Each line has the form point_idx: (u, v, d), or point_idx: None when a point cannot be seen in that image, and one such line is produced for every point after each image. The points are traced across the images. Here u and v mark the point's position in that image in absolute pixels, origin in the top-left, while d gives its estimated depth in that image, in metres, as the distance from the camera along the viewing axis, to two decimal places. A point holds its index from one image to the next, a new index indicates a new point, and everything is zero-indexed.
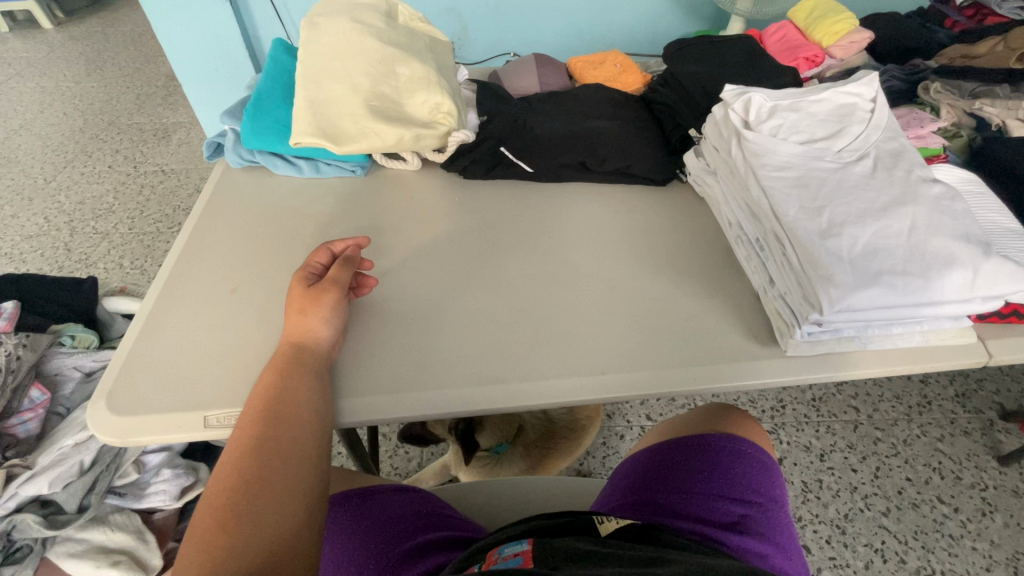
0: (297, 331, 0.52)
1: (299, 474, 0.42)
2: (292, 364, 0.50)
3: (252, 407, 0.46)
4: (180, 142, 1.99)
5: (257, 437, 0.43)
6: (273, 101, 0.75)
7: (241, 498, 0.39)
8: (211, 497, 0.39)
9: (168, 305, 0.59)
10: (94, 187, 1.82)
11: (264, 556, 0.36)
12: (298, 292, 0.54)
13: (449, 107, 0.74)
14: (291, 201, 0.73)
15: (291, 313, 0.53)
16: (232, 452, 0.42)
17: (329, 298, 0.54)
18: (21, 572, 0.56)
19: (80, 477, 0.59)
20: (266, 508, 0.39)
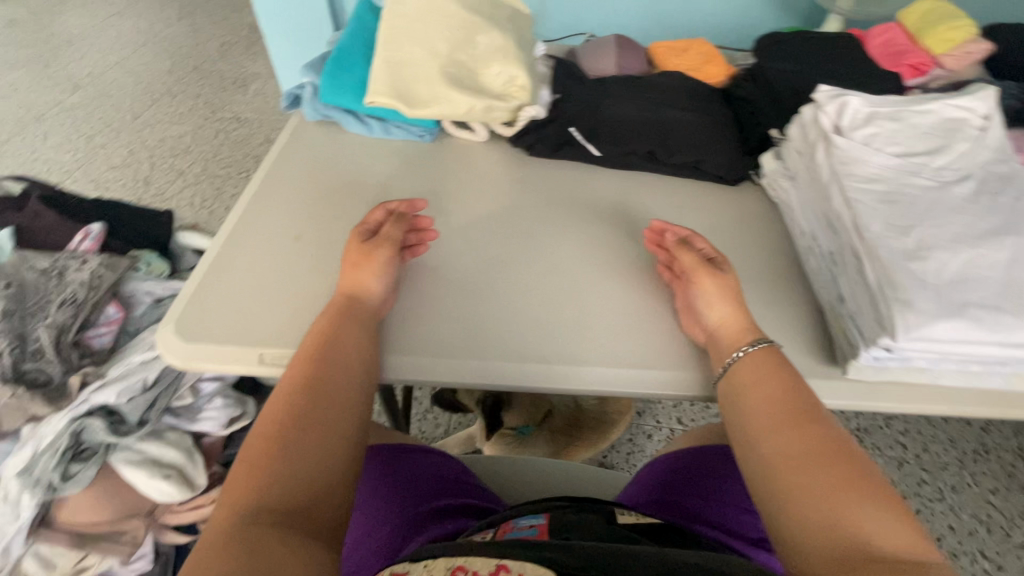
0: (352, 283, 0.54)
1: (345, 417, 0.44)
2: (344, 314, 0.51)
3: (303, 350, 0.47)
4: (257, 92, 2.07)
5: (307, 380, 0.44)
6: (352, 58, 0.76)
7: (288, 435, 0.40)
8: (264, 425, 0.41)
9: (236, 245, 0.62)
10: (175, 127, 1.92)
11: (309, 493, 0.38)
12: (353, 247, 0.56)
13: (523, 81, 0.73)
14: (359, 160, 0.74)
15: (347, 266, 0.55)
16: (285, 386, 0.44)
17: (382, 255, 0.55)
18: (85, 470, 0.59)
19: (143, 393, 0.62)
20: (311, 445, 0.41)
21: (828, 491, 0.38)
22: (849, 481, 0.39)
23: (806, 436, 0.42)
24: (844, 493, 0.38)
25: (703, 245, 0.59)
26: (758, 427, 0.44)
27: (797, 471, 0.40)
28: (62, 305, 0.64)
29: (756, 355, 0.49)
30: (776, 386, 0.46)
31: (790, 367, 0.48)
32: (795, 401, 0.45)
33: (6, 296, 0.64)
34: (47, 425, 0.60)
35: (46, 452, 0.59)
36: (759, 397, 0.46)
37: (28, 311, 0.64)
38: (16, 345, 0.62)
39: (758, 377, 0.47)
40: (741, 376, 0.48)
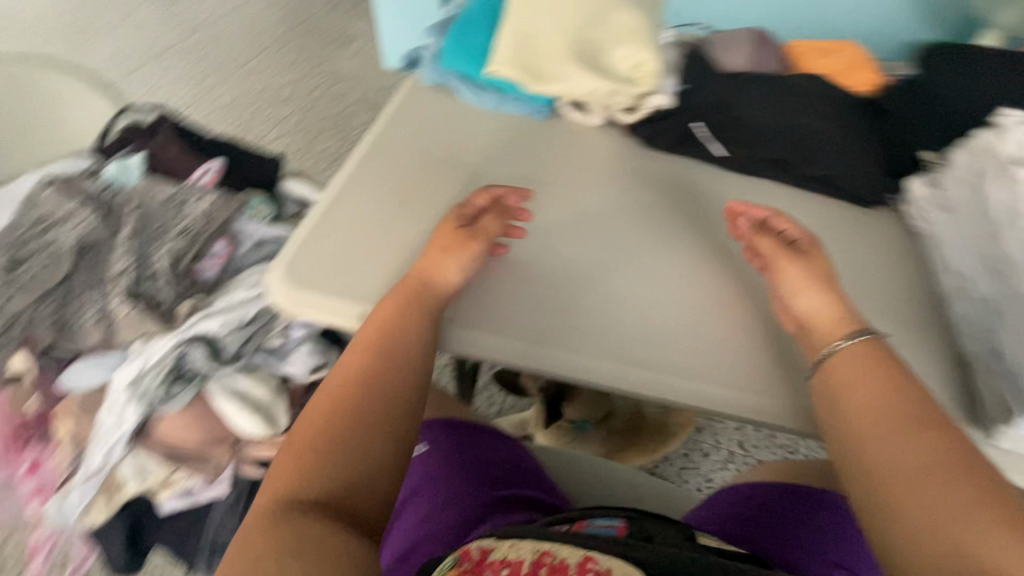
0: (425, 272, 0.55)
1: (387, 412, 0.49)
2: (410, 304, 0.53)
3: (364, 337, 0.52)
4: (357, 50, 2.11)
5: (361, 373, 0.49)
6: (477, 23, 0.74)
7: (336, 427, 0.47)
8: (316, 413, 0.48)
9: (346, 197, 0.63)
10: (279, 76, 2.01)
11: (344, 483, 0.45)
12: (447, 233, 0.57)
13: (653, 67, 0.68)
14: (470, 130, 0.73)
15: (429, 254, 0.56)
16: (340, 375, 0.50)
17: (462, 247, 0.56)
18: (185, 394, 0.64)
19: (241, 329, 0.66)
20: (351, 439, 0.47)
21: (924, 493, 0.40)
22: (958, 490, 0.39)
23: (905, 440, 0.42)
24: (948, 496, 0.39)
25: (791, 230, 0.57)
26: (858, 431, 0.45)
27: (900, 480, 0.41)
28: (179, 235, 0.68)
29: (852, 354, 0.48)
30: (878, 386, 0.46)
31: (890, 365, 0.47)
32: (896, 403, 0.45)
33: (133, 219, 0.68)
34: (153, 344, 0.64)
35: (152, 370, 0.63)
36: (855, 395, 0.46)
37: (150, 236, 0.68)
38: (135, 266, 0.66)
39: (854, 375, 0.47)
40: (838, 374, 0.48)
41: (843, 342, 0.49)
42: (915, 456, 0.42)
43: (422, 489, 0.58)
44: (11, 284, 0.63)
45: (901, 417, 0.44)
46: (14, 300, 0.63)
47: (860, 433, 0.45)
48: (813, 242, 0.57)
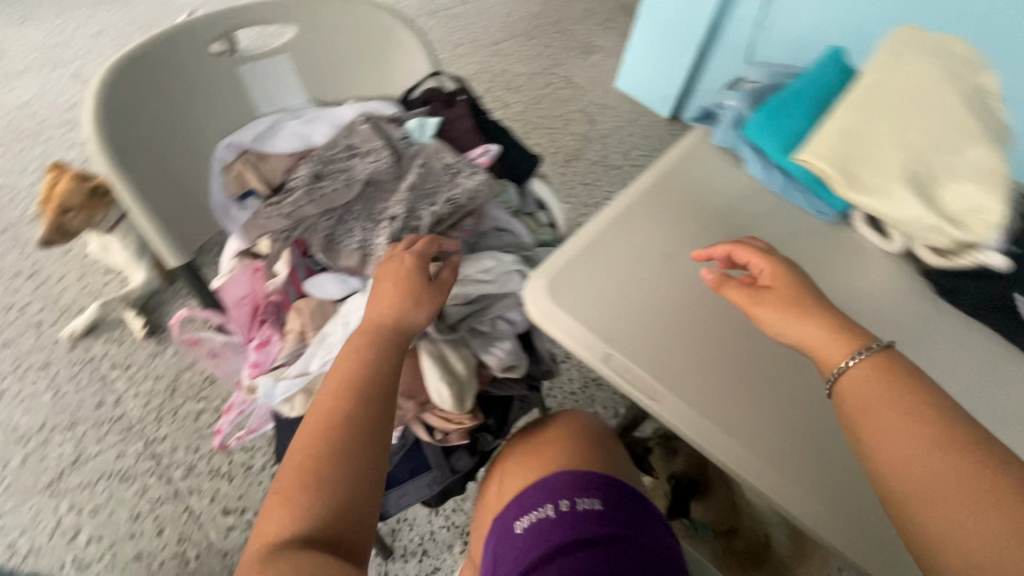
0: (389, 317, 0.60)
1: (362, 447, 0.53)
2: (374, 346, 0.58)
3: (334, 381, 0.56)
4: (594, 64, 2.16)
5: (333, 415, 0.54)
6: (799, 108, 0.73)
7: (311, 464, 0.51)
8: (298, 453, 0.52)
9: (617, 232, 0.65)
10: (518, 65, 2.13)
11: (323, 513, 0.49)
12: (398, 286, 0.61)
13: (995, 218, 0.60)
14: (745, 207, 0.70)
15: (384, 303, 0.61)
16: (315, 420, 0.54)
17: (420, 290, 0.61)
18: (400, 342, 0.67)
19: (462, 306, 0.71)
20: (335, 475, 0.51)
21: (949, 504, 0.42)
22: (990, 507, 0.41)
23: (929, 454, 0.44)
24: (968, 502, 0.42)
25: (757, 263, 0.57)
26: (875, 450, 0.46)
27: (928, 495, 0.43)
28: (446, 202, 0.73)
29: (857, 376, 0.49)
30: (892, 408, 0.46)
31: (901, 373, 0.48)
32: (914, 420, 0.46)
33: (416, 171, 0.75)
34: None
35: None
36: (875, 417, 0.47)
37: (423, 193, 0.74)
38: (405, 215, 0.72)
39: (870, 398, 0.48)
40: (851, 397, 0.49)
41: (845, 363, 0.50)
42: (937, 464, 0.43)
43: (566, 523, 0.58)
44: (309, 193, 0.73)
45: (925, 436, 0.44)
46: (306, 207, 0.72)
47: (890, 454, 0.45)
48: (781, 269, 0.56)
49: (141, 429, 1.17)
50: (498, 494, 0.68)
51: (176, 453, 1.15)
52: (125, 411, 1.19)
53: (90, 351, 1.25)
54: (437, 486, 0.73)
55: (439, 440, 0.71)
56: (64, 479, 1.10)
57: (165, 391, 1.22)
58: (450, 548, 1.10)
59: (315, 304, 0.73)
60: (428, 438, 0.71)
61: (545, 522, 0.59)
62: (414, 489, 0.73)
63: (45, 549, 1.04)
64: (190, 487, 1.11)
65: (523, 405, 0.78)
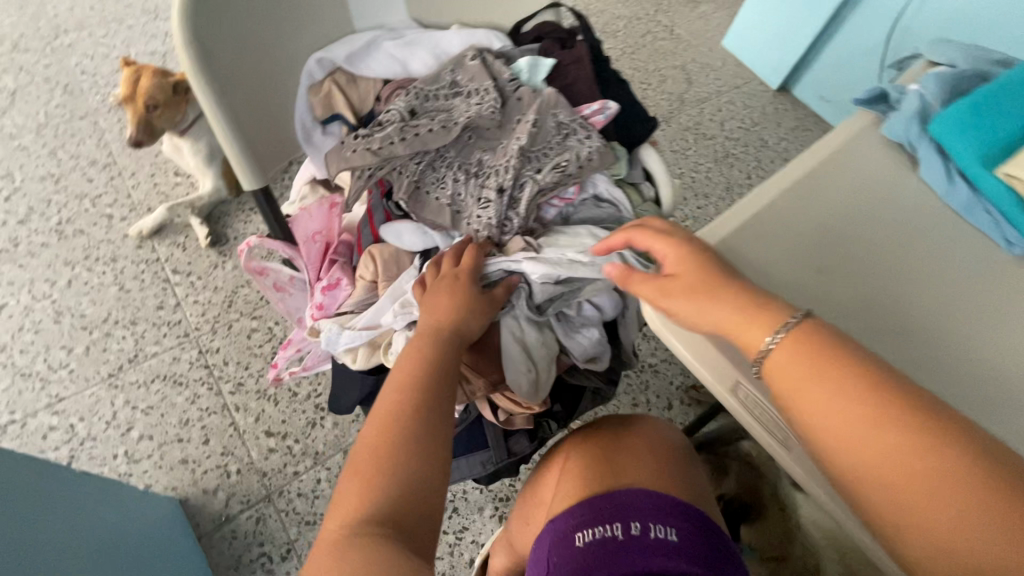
0: (444, 321, 0.57)
1: (437, 440, 0.49)
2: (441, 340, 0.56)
3: (406, 369, 0.53)
4: (704, 15, 1.93)
5: (409, 401, 0.50)
6: (1007, 107, 0.58)
7: (386, 446, 0.47)
8: (372, 435, 0.48)
9: (756, 233, 0.55)
10: (619, 6, 1.92)
11: (396, 503, 0.44)
12: (456, 284, 0.58)
13: None
14: (913, 218, 0.58)
15: (434, 310, 0.57)
16: (388, 404, 0.50)
17: (472, 298, 0.58)
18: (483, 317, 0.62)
19: (552, 286, 0.62)
20: (410, 463, 0.46)
21: (917, 495, 0.36)
22: (956, 493, 0.35)
23: (884, 439, 0.38)
24: (932, 488, 0.36)
25: (659, 248, 0.50)
26: (826, 443, 0.40)
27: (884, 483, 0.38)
28: (553, 167, 0.65)
29: (795, 355, 0.42)
30: (833, 392, 0.40)
31: (828, 351, 0.41)
32: (863, 401, 0.39)
33: (527, 129, 0.65)
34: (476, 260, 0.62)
35: None
36: (811, 406, 0.40)
37: (531, 154, 0.66)
38: (508, 179, 0.64)
39: (800, 380, 0.41)
40: (782, 383, 0.42)
41: (766, 350, 0.42)
42: (898, 452, 0.37)
43: (635, 551, 0.52)
44: (403, 131, 0.65)
45: (876, 417, 0.38)
46: (397, 145, 0.64)
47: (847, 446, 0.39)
48: (684, 252, 0.49)
49: (196, 338, 1.18)
50: (554, 497, 0.62)
51: (227, 368, 1.16)
52: (182, 317, 1.20)
53: (155, 252, 1.26)
54: (491, 467, 0.68)
55: (502, 421, 0.66)
56: (122, 374, 1.13)
57: (221, 304, 1.21)
58: (480, 511, 1.08)
59: (390, 253, 0.67)
60: (491, 418, 0.66)
61: (611, 544, 0.53)
62: (466, 465, 0.68)
63: (100, 437, 1.08)
64: (237, 403, 1.13)
65: (595, 398, 0.71)
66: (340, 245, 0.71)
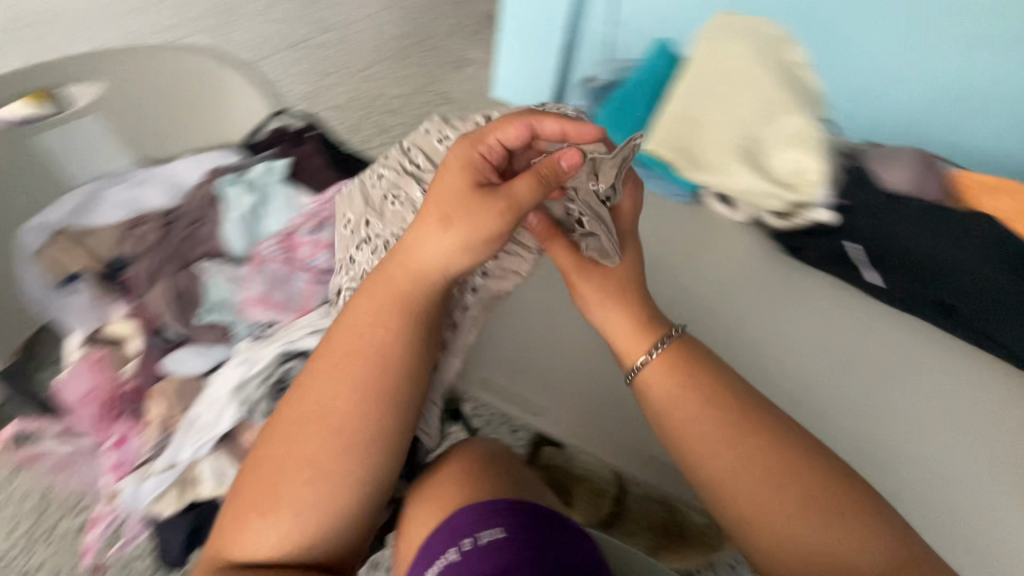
0: (421, 238, 0.51)
1: (344, 456, 0.45)
2: (414, 287, 0.51)
3: (346, 353, 0.48)
4: (469, 78, 2.15)
5: (328, 404, 0.46)
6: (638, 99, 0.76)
7: (293, 476, 0.45)
8: (279, 453, 0.46)
9: None
10: (393, 88, 2.10)
11: (291, 534, 0.44)
12: (447, 196, 0.51)
13: (816, 177, 0.67)
14: None
15: (426, 214, 0.52)
16: (310, 413, 0.46)
17: (467, 207, 0.50)
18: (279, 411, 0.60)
19: None
20: (304, 495, 0.44)
21: (762, 489, 0.46)
22: (784, 488, 0.46)
23: (739, 449, 0.48)
24: (770, 483, 0.46)
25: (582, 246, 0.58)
26: (690, 449, 0.49)
27: (747, 485, 0.47)
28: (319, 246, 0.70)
29: (654, 365, 0.53)
30: (694, 404, 0.50)
31: (693, 358, 0.53)
32: (723, 417, 0.49)
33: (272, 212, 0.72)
34: (260, 353, 0.64)
35: (255, 377, 0.61)
36: (681, 413, 0.50)
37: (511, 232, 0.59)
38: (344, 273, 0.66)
39: (674, 397, 0.51)
40: (655, 393, 0.52)
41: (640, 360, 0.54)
42: (751, 461, 0.47)
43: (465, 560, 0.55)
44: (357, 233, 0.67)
45: (730, 429, 0.49)
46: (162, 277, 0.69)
47: (709, 451, 0.48)
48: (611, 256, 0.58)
49: (9, 563, 1.00)
50: (405, 544, 0.64)
51: None
52: None
53: None
54: None
55: None
56: None
57: (32, 512, 1.04)
58: None
59: (176, 386, 0.65)
60: None
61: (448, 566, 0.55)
62: None
63: None
64: None
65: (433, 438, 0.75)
66: (119, 395, 0.67)
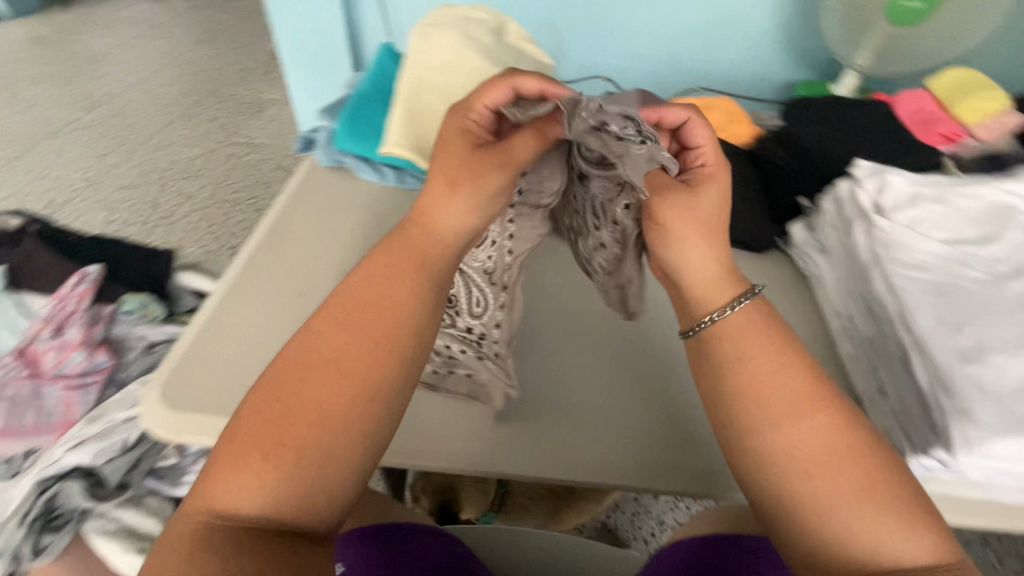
0: (432, 204, 0.44)
1: (363, 417, 0.37)
2: (434, 246, 0.44)
3: (353, 309, 0.40)
4: (270, 118, 1.99)
5: (339, 363, 0.38)
6: (372, 106, 0.74)
7: (301, 431, 0.36)
8: (280, 401, 0.36)
9: (237, 295, 0.59)
10: (188, 150, 1.90)
11: (286, 495, 0.35)
12: (452, 158, 0.45)
13: None
14: (372, 210, 0.71)
15: (438, 175, 0.45)
16: (316, 372, 0.38)
17: (481, 172, 0.44)
18: (61, 538, 0.68)
19: (124, 454, 0.72)
20: (314, 443, 0.36)
21: (831, 485, 0.36)
22: (860, 491, 0.36)
23: (812, 430, 0.38)
24: (847, 479, 0.36)
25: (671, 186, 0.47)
26: (751, 417, 0.40)
27: (815, 475, 0.37)
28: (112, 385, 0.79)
29: (725, 321, 0.44)
30: (772, 367, 0.41)
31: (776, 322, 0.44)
32: (811, 394, 0.39)
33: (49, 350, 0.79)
34: (23, 489, 0.70)
35: (19, 516, 0.68)
36: (754, 375, 0.41)
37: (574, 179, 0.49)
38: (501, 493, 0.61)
39: (761, 360, 0.41)
40: (718, 348, 0.43)
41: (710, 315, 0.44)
42: (835, 449, 0.37)
43: None
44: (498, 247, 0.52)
45: (810, 402, 0.39)
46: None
47: (769, 419, 0.39)
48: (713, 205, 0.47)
49: None
50: None
51: None
52: None
53: None
54: None
55: None
56: None
57: None
58: None
59: None
60: None
61: None
62: None
63: None
64: None
65: None
66: None
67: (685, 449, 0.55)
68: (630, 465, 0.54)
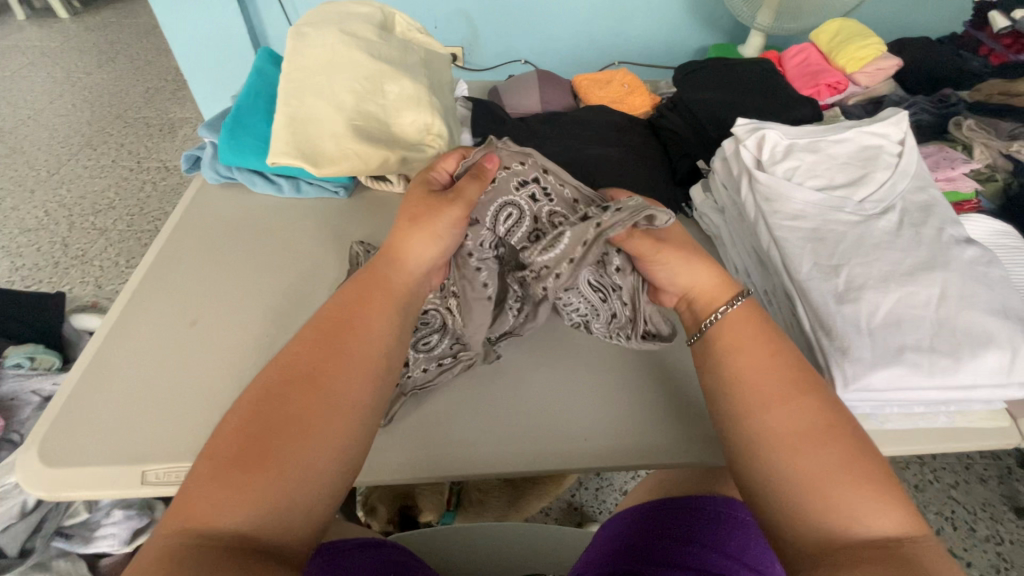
0: (398, 239, 0.44)
1: (339, 421, 0.34)
2: (395, 271, 0.43)
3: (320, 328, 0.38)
4: (186, 139, 1.88)
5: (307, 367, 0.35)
6: (252, 114, 0.70)
7: (268, 441, 0.32)
8: (242, 420, 0.33)
9: (121, 336, 0.55)
10: (96, 182, 1.73)
11: (254, 511, 0.30)
12: (413, 200, 0.47)
13: (439, 128, 0.70)
14: (272, 224, 0.68)
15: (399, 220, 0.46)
16: (277, 383, 0.35)
17: (443, 209, 0.45)
18: None
19: (22, 520, 0.67)
20: (289, 453, 0.32)
21: (820, 464, 0.33)
22: (848, 470, 0.33)
23: (803, 407, 0.35)
24: (835, 457, 0.33)
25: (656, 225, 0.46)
26: (739, 395, 0.37)
27: (799, 452, 0.34)
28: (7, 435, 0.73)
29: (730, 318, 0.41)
30: (761, 350, 0.38)
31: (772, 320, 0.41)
32: (799, 374, 0.37)
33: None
34: None
35: None
36: (743, 356, 0.38)
37: None
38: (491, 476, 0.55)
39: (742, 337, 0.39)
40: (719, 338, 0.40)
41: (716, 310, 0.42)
42: (821, 426, 0.34)
43: None
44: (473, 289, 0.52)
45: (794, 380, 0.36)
46: None
47: (753, 400, 0.36)
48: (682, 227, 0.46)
49: None
50: None
51: None
52: None
53: None
54: None
55: None
56: None
57: None
58: None
59: None
60: None
61: None
62: None
63: None
64: None
65: None
66: None
67: (680, 420, 0.53)
68: (626, 444, 0.51)
